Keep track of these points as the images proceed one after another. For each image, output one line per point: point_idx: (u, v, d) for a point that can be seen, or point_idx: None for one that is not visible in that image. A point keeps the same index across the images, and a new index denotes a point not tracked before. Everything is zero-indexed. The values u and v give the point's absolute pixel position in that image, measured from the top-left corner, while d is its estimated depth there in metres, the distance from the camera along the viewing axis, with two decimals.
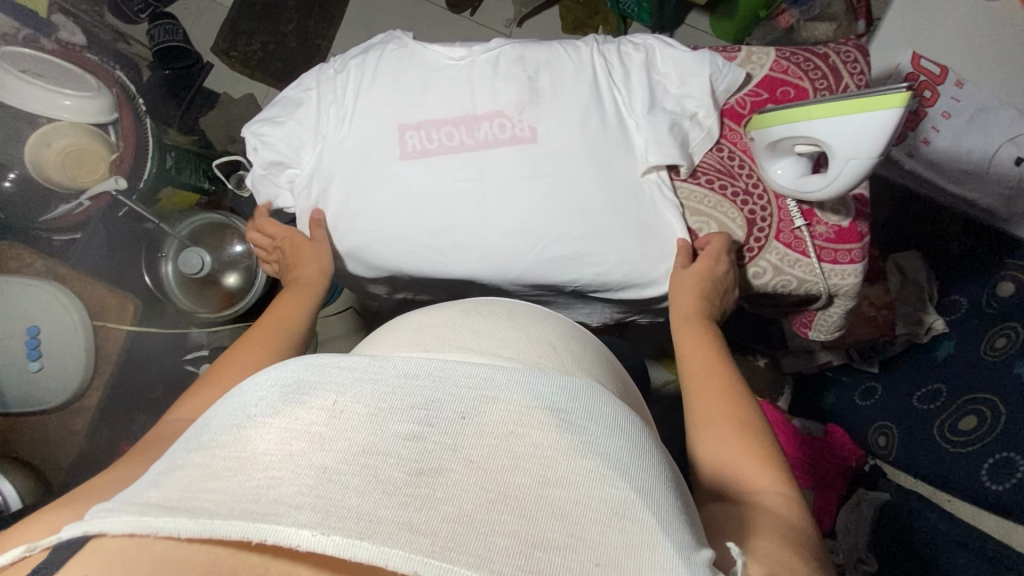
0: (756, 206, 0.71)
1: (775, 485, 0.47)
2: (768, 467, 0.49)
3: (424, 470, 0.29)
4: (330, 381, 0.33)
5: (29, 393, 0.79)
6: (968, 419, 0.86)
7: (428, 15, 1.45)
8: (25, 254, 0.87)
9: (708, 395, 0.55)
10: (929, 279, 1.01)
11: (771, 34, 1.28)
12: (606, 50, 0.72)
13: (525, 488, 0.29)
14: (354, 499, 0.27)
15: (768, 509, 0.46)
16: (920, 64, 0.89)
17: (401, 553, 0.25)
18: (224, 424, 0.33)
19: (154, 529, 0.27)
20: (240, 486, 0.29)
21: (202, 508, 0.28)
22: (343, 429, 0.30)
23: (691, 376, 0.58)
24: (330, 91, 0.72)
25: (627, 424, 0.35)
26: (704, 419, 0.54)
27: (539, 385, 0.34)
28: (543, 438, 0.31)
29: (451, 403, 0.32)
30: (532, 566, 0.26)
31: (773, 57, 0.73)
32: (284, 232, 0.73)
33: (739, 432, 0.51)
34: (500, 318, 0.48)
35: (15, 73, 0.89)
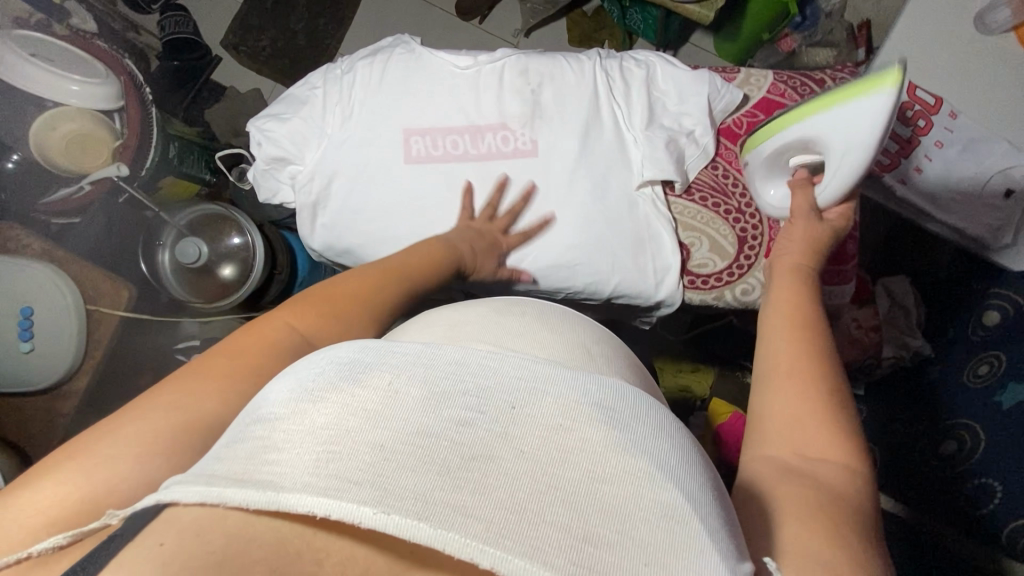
0: (748, 224, 0.72)
1: (841, 457, 0.44)
2: (837, 439, 0.45)
3: (474, 455, 0.31)
4: (386, 364, 0.34)
5: (17, 373, 0.79)
6: (948, 444, 0.87)
7: (436, 20, 1.47)
8: (24, 235, 0.87)
9: (792, 352, 0.51)
10: (916, 303, 1.04)
11: (774, 57, 1.32)
12: (608, 65, 0.73)
13: (575, 480, 0.31)
14: (410, 479, 0.29)
15: (821, 477, 0.43)
16: (915, 94, 0.90)
17: (457, 537, 0.27)
18: (282, 399, 0.34)
19: (223, 499, 0.28)
20: (302, 459, 0.30)
21: (268, 480, 0.29)
22: (401, 408, 0.32)
23: (775, 330, 0.54)
24: (336, 91, 0.73)
25: (686, 442, 0.36)
26: (783, 376, 0.50)
27: (592, 389, 0.35)
28: (589, 432, 0.32)
29: (503, 394, 0.34)
30: (583, 561, 0.28)
31: (771, 80, 0.74)
32: (480, 227, 0.69)
33: (820, 396, 0.48)
34: (534, 318, 0.49)
35: (23, 54, 0.92)
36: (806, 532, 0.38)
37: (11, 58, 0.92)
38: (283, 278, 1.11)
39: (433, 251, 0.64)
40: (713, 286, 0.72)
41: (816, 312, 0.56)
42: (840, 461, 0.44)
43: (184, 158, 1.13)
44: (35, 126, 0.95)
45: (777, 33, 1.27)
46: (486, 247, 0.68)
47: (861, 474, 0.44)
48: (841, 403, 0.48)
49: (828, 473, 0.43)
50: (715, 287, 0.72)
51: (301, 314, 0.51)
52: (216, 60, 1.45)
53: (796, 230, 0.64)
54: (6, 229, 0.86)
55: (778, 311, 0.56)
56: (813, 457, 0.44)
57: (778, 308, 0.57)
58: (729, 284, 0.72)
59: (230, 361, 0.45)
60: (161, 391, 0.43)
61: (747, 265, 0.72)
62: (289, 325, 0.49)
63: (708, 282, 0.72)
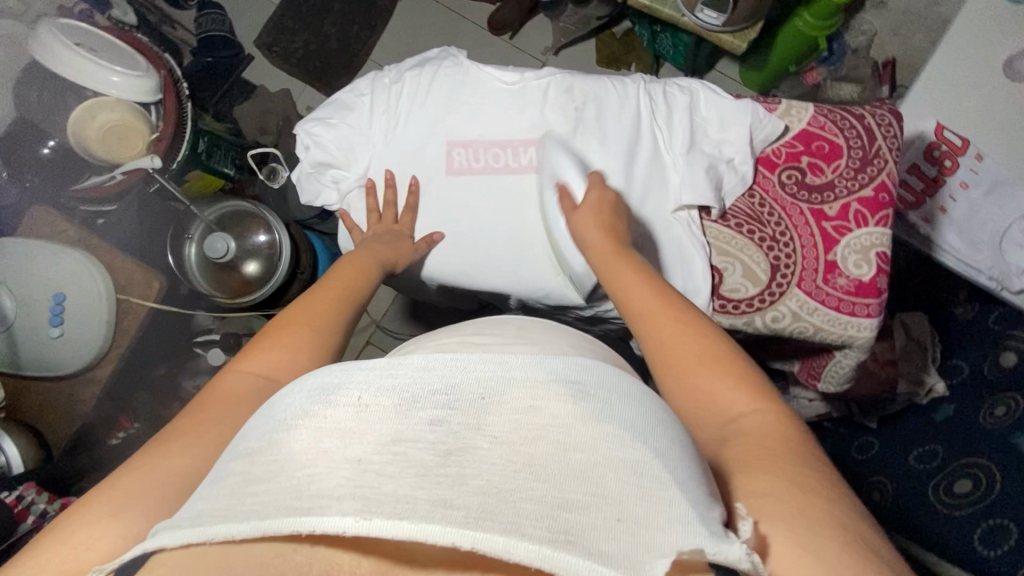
0: (782, 252, 0.72)
1: (758, 401, 0.47)
2: (743, 386, 0.48)
3: (451, 450, 0.32)
4: (352, 380, 0.34)
5: (47, 358, 0.80)
6: (963, 482, 0.89)
7: (468, 33, 1.49)
8: (59, 221, 0.89)
9: (666, 335, 0.52)
10: (935, 341, 1.02)
11: (798, 88, 1.32)
12: (652, 89, 0.75)
13: (546, 455, 0.32)
14: (389, 484, 0.30)
15: (754, 426, 0.45)
16: (943, 135, 0.91)
17: (439, 527, 0.28)
18: (259, 433, 0.35)
19: (207, 536, 0.30)
20: (283, 484, 0.31)
21: (250, 511, 0.30)
22: (369, 419, 0.33)
23: (641, 317, 0.54)
24: (383, 100, 0.77)
25: (637, 391, 0.37)
26: (680, 359, 0.50)
27: (552, 363, 0.36)
28: (557, 406, 0.33)
29: (470, 388, 0.34)
30: (559, 527, 0.29)
31: (811, 112, 0.75)
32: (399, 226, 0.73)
33: (712, 358, 0.50)
34: (511, 339, 0.50)
35: (70, 46, 0.94)
36: (765, 493, 0.39)
37: (56, 48, 0.94)
38: (307, 277, 1.13)
39: (363, 262, 0.66)
40: (744, 311, 0.72)
41: (658, 283, 0.57)
42: (758, 405, 0.47)
43: (211, 154, 1.13)
44: (73, 117, 0.98)
45: (803, 65, 1.29)
46: (397, 241, 0.72)
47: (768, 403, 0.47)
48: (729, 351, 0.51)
49: (760, 423, 0.46)
50: (746, 312, 0.72)
51: (253, 361, 0.52)
52: (249, 59, 1.47)
53: (585, 216, 0.64)
54: (43, 214, 0.88)
55: (631, 300, 0.56)
56: (738, 415, 0.47)
57: (630, 294, 0.57)
58: (760, 310, 0.72)
59: (205, 417, 0.47)
60: (131, 465, 0.44)
61: (779, 292, 0.71)
62: (245, 375, 0.51)
63: (738, 307, 0.72)
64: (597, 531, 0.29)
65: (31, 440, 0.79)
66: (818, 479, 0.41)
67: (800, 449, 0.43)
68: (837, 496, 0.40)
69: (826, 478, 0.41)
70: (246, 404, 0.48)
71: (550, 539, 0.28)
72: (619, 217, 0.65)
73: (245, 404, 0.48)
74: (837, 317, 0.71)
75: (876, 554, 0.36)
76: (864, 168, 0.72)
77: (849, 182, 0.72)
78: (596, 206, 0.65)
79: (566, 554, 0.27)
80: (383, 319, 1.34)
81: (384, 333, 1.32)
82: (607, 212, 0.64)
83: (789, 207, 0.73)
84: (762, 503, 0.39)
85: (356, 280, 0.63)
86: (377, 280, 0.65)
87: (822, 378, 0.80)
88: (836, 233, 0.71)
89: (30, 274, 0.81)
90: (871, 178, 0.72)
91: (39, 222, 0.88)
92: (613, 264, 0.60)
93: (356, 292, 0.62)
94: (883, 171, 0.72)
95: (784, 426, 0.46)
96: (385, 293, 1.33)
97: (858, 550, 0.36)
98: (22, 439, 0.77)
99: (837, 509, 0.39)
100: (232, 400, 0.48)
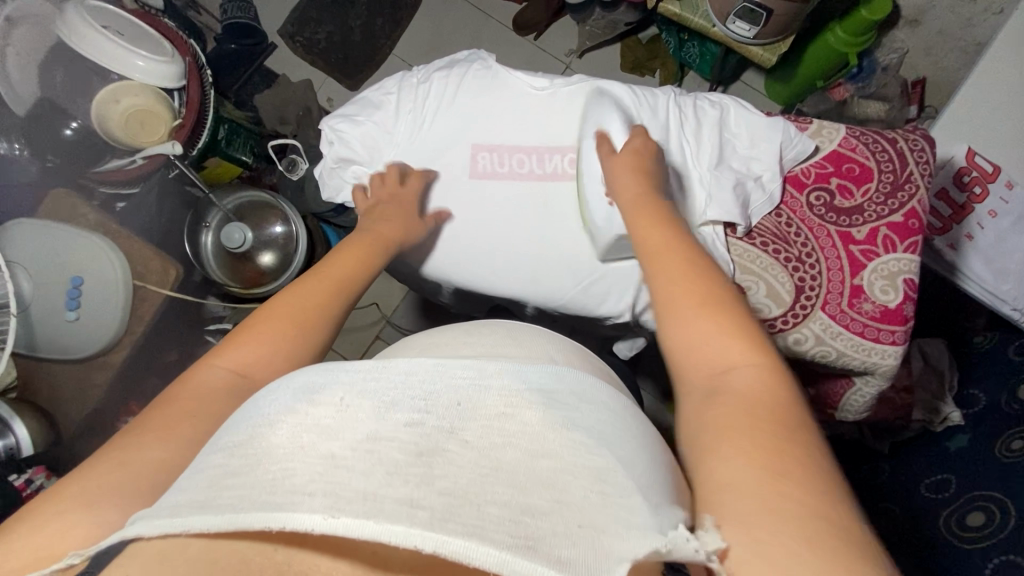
0: (807, 273, 0.71)
1: (758, 357, 0.44)
2: (747, 343, 0.45)
3: (423, 451, 0.31)
4: (336, 382, 0.34)
5: (61, 342, 0.80)
6: (976, 515, 0.86)
7: (493, 32, 1.48)
8: (79, 204, 0.89)
9: (679, 282, 0.50)
10: (951, 368, 1.02)
11: (824, 104, 1.28)
12: (682, 101, 0.75)
13: (514, 462, 0.31)
14: (360, 482, 0.29)
15: (744, 380, 0.42)
16: (975, 160, 0.88)
17: (403, 528, 0.27)
18: (241, 428, 0.34)
19: (185, 526, 0.29)
20: (258, 478, 0.30)
21: (227, 503, 0.29)
22: (348, 419, 0.32)
23: (658, 264, 0.53)
24: (411, 99, 0.77)
25: (604, 396, 0.38)
26: (688, 304, 0.48)
27: (527, 371, 0.36)
28: (527, 413, 0.34)
29: (446, 394, 0.34)
30: (520, 531, 0.28)
31: (843, 134, 0.74)
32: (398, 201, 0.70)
33: (724, 311, 0.47)
34: (502, 337, 0.48)
35: (98, 27, 0.94)
36: (740, 474, 0.36)
37: (84, 30, 0.94)
38: None
39: (368, 249, 0.64)
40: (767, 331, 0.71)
41: (681, 237, 0.55)
42: (759, 362, 0.44)
43: (232, 142, 1.13)
44: (99, 95, 0.97)
45: (832, 81, 1.25)
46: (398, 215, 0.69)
47: (767, 362, 0.44)
48: (743, 311, 0.48)
49: (752, 380, 0.42)
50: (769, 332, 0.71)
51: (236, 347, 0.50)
52: (272, 47, 1.46)
53: (624, 160, 0.64)
54: (64, 197, 0.89)
55: (647, 248, 0.55)
56: (733, 368, 0.44)
57: (648, 244, 0.55)
58: (782, 331, 0.71)
59: (186, 404, 0.45)
60: (106, 452, 0.42)
61: (803, 314, 0.70)
62: (226, 360, 0.49)
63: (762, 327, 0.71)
64: (556, 537, 0.28)
65: (41, 424, 0.79)
66: (800, 450, 0.37)
67: (790, 414, 0.40)
68: (820, 472, 0.36)
69: (813, 451, 0.37)
70: (226, 397, 0.46)
71: (510, 544, 0.27)
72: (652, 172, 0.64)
73: (231, 394, 0.46)
74: (862, 343, 0.70)
75: (837, 536, 0.32)
76: (894, 193, 0.71)
77: (879, 206, 0.71)
78: (627, 159, 0.64)
79: (523, 558, 0.26)
80: (393, 316, 1.33)
81: (393, 330, 1.32)
82: (643, 161, 0.64)
83: (817, 228, 0.72)
84: (735, 489, 0.35)
85: (347, 269, 0.60)
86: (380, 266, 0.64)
87: (839, 404, 0.79)
88: (864, 258, 0.70)
89: (48, 256, 0.81)
90: (901, 204, 0.71)
91: (59, 205, 0.88)
92: (639, 216, 0.58)
93: (353, 276, 0.60)
94: (914, 197, 0.71)
95: (783, 390, 0.41)
96: (396, 290, 1.33)
97: (817, 528, 0.32)
98: (33, 422, 0.77)
99: (810, 484, 0.35)
100: (209, 390, 0.46)
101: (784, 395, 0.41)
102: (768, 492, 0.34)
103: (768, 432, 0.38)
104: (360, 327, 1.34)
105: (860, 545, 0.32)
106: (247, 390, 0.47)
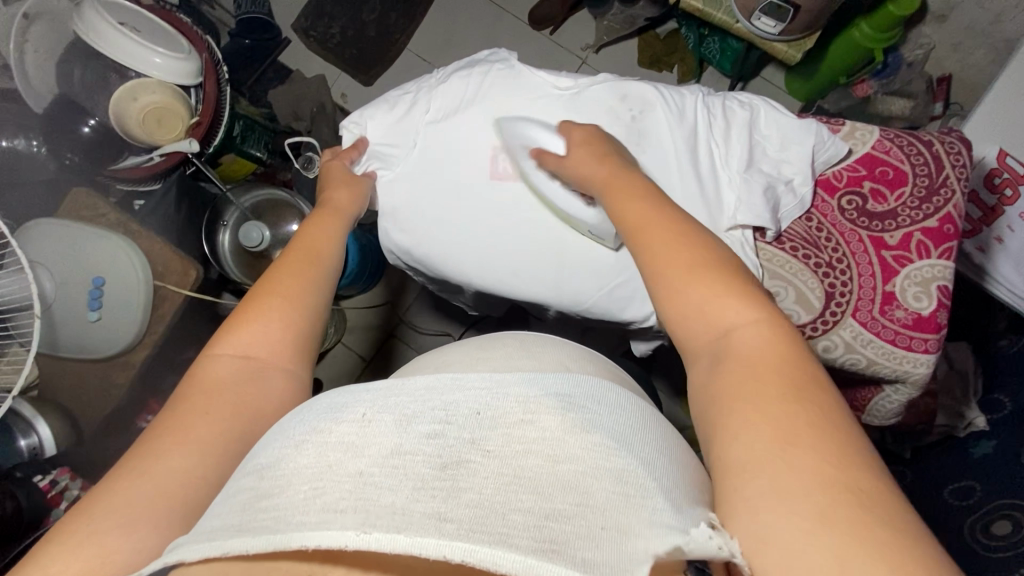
0: (838, 280, 0.70)
1: (754, 313, 0.41)
2: (745, 300, 0.42)
3: (447, 464, 0.29)
4: (358, 400, 0.33)
5: (81, 341, 0.81)
6: (1001, 524, 0.91)
7: (509, 26, 1.46)
8: (100, 204, 0.91)
9: (665, 245, 0.47)
10: (976, 373, 1.01)
11: (845, 100, 1.24)
12: (710, 102, 0.73)
13: (535, 468, 0.29)
14: (388, 496, 0.28)
15: (742, 342, 0.40)
16: (1005, 162, 0.87)
17: (432, 540, 0.26)
18: (269, 450, 0.33)
19: (224, 549, 0.28)
20: (290, 500, 0.29)
21: (265, 524, 0.28)
22: (371, 434, 0.31)
23: (641, 232, 0.49)
24: (432, 100, 0.76)
25: (623, 399, 0.36)
26: (677, 269, 0.45)
27: (548, 380, 0.34)
28: (549, 420, 0.31)
29: (466, 403, 0.32)
30: (544, 535, 0.26)
31: (877, 136, 0.72)
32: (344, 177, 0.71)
33: (715, 270, 0.44)
34: (519, 349, 0.46)
35: (114, 23, 0.93)
36: (758, 455, 0.33)
37: (100, 25, 0.93)
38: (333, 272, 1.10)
39: (328, 220, 0.63)
40: None
41: (661, 201, 0.52)
42: (758, 319, 0.41)
43: (246, 138, 1.13)
44: (117, 94, 0.95)
45: (855, 77, 1.23)
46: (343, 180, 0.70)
47: (762, 318, 0.41)
48: (736, 267, 0.45)
49: (753, 339, 0.40)
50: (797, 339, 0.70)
51: (229, 338, 0.47)
52: (286, 42, 1.45)
53: (580, 150, 0.63)
54: (84, 196, 0.91)
55: (626, 217, 0.52)
56: (734, 330, 0.41)
57: (627, 213, 0.52)
58: (811, 338, 0.70)
59: (197, 407, 0.42)
60: (122, 471, 0.39)
61: (832, 321, 0.69)
62: (226, 357, 0.46)
63: None
64: (580, 540, 0.27)
65: (64, 423, 0.80)
66: (818, 417, 0.34)
67: (798, 372, 0.37)
68: (839, 434, 0.34)
69: (827, 409, 0.35)
70: (238, 387, 0.44)
71: (534, 550, 0.26)
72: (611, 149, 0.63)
73: (239, 388, 0.44)
74: (893, 351, 0.69)
75: (859, 501, 0.30)
76: (929, 198, 0.70)
77: (913, 211, 0.70)
78: (585, 143, 0.64)
79: (547, 564, 0.25)
80: (407, 314, 1.32)
81: (409, 328, 1.31)
82: (595, 144, 0.63)
83: (848, 234, 0.70)
84: (757, 472, 0.32)
85: (320, 240, 0.58)
86: (342, 233, 0.62)
87: (865, 411, 0.77)
88: (896, 264, 0.69)
89: (69, 255, 0.81)
90: (936, 209, 0.69)
91: (80, 204, 0.90)
92: (610, 188, 0.57)
93: (322, 248, 0.57)
94: (950, 202, 0.69)
95: (783, 344, 0.39)
96: (410, 287, 1.32)
97: (836, 496, 0.31)
98: (56, 422, 0.78)
99: (827, 447, 0.33)
100: (218, 384, 0.44)
101: (785, 351, 0.38)
102: (783, 466, 0.32)
103: (783, 402, 0.35)
104: (373, 325, 1.33)
105: (883, 506, 0.31)
106: (256, 374, 0.45)
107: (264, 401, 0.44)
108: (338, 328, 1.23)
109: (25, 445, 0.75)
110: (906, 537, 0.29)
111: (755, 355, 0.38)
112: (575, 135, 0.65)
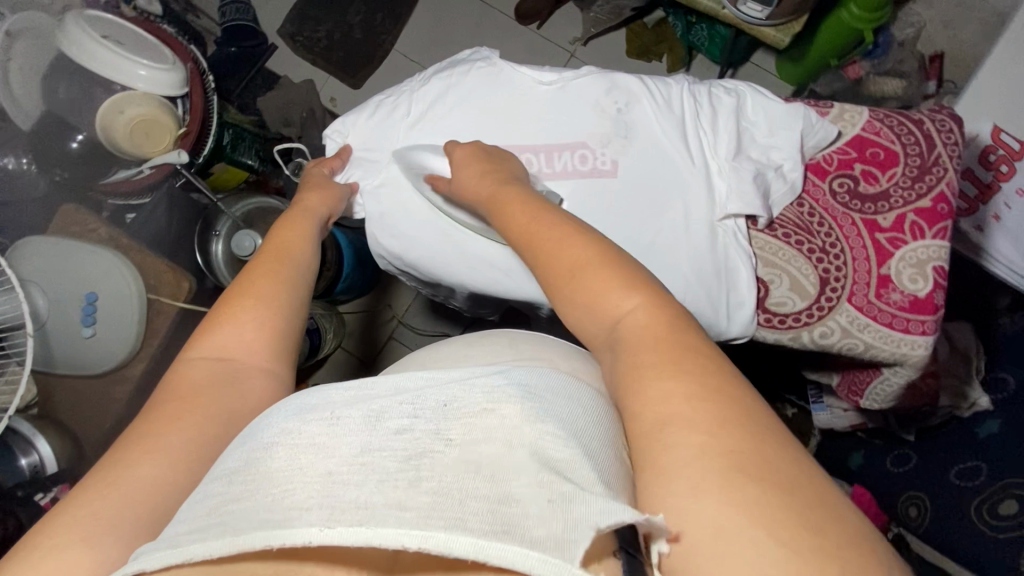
0: (832, 264, 0.69)
1: (636, 299, 0.40)
2: (624, 287, 0.41)
3: (412, 457, 0.29)
4: (330, 402, 0.33)
5: (76, 359, 0.82)
6: (1009, 505, 0.94)
7: (496, 22, 1.45)
8: (91, 220, 0.91)
9: (544, 255, 0.46)
10: (979, 352, 1.00)
11: (838, 83, 1.22)
12: (696, 90, 0.72)
13: (491, 455, 0.29)
14: (354, 492, 0.27)
15: (628, 330, 0.39)
16: (1000, 137, 0.85)
17: (391, 529, 0.25)
18: (236, 455, 0.32)
19: (186, 555, 0.27)
20: (259, 503, 0.28)
21: (227, 529, 0.27)
22: (341, 432, 0.30)
23: (529, 241, 0.48)
24: (416, 101, 0.75)
25: (583, 392, 0.36)
26: (563, 269, 0.44)
27: (515, 375, 0.35)
28: (508, 408, 0.31)
29: (433, 395, 0.32)
30: (497, 518, 0.26)
31: (866, 117, 0.71)
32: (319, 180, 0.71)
33: (595, 263, 0.43)
34: (504, 347, 0.45)
35: (97, 38, 0.92)
36: (652, 439, 0.33)
37: (83, 41, 0.92)
38: (331, 274, 1.04)
39: (297, 218, 0.62)
40: (791, 325, 0.70)
41: (545, 207, 0.51)
42: (641, 302, 0.40)
43: (237, 146, 1.13)
44: (103, 107, 0.95)
45: (846, 58, 1.20)
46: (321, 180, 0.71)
47: (645, 302, 0.40)
48: (619, 256, 0.44)
49: (639, 324, 0.39)
50: (794, 327, 0.70)
51: (201, 344, 0.47)
52: (273, 48, 1.44)
53: (466, 168, 0.62)
54: (74, 212, 0.91)
55: (517, 229, 0.50)
56: (621, 317, 0.40)
57: (516, 225, 0.51)
58: (807, 325, 0.70)
59: (175, 409, 0.42)
60: (89, 484, 0.38)
61: (828, 306, 0.69)
62: (198, 363, 0.46)
63: (785, 321, 0.70)
64: (530, 518, 0.26)
65: (63, 440, 0.79)
66: (707, 393, 0.34)
67: (686, 347, 0.37)
68: (728, 405, 0.33)
69: (715, 381, 0.35)
70: (210, 391, 0.44)
71: (487, 531, 0.25)
72: (502, 165, 0.62)
73: (212, 391, 0.44)
74: (890, 334, 0.68)
75: (746, 464, 0.31)
76: (922, 177, 0.69)
77: (906, 191, 0.69)
78: (469, 161, 0.63)
79: (496, 543, 0.25)
80: (406, 315, 1.32)
81: (410, 328, 1.31)
82: (480, 159, 0.62)
83: (841, 217, 0.70)
84: (654, 461, 0.33)
85: (291, 241, 0.57)
86: (316, 232, 0.62)
87: (865, 395, 0.77)
88: (890, 246, 0.68)
89: (62, 271, 0.81)
90: (929, 188, 0.68)
91: (71, 220, 0.90)
92: (503, 203, 0.54)
93: (291, 248, 0.57)
94: (943, 180, 0.68)
95: (667, 323, 0.38)
96: (406, 288, 1.32)
97: (723, 465, 0.31)
98: (57, 439, 0.77)
99: (716, 424, 0.33)
100: (194, 388, 0.44)
101: (668, 331, 0.38)
102: (676, 442, 0.33)
103: (677, 385, 0.35)
104: (372, 329, 1.32)
105: (772, 464, 0.31)
106: (231, 376, 0.45)
107: (240, 402, 0.44)
108: (337, 334, 1.21)
109: (26, 465, 0.75)
110: (791, 493, 0.30)
111: (643, 341, 0.38)
112: (459, 154, 0.64)
